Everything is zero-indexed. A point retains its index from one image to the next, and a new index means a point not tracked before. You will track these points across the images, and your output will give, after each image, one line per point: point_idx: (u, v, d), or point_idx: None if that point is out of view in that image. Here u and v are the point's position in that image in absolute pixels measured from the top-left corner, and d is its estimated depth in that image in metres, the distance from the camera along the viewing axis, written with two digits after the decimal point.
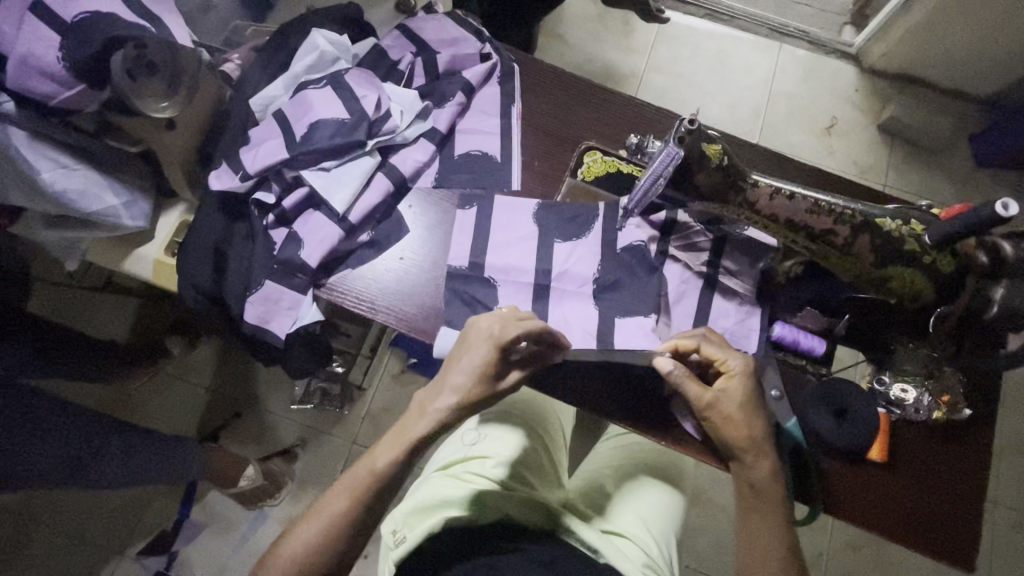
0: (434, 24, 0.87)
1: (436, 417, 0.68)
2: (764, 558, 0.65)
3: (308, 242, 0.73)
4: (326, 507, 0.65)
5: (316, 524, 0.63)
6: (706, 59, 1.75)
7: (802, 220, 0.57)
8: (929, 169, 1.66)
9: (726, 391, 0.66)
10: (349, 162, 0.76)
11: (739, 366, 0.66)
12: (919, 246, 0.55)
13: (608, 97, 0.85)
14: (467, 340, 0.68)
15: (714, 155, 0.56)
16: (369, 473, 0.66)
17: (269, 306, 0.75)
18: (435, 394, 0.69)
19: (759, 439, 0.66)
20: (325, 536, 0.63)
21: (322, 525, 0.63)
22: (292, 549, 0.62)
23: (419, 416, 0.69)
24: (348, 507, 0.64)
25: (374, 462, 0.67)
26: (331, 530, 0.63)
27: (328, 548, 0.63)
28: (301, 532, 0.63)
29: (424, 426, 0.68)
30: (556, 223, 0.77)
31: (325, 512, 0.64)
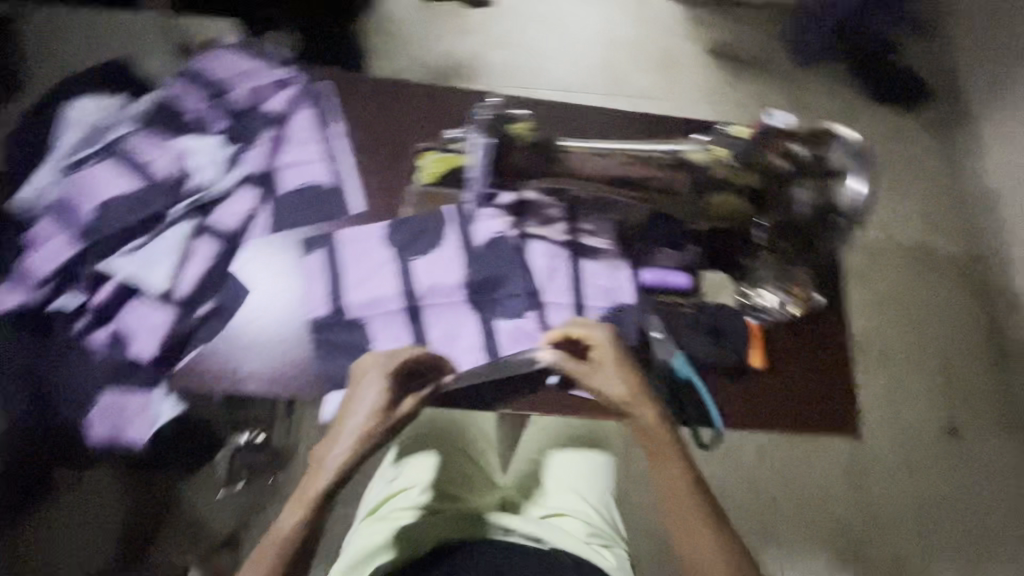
0: (219, 60, 0.80)
1: (337, 466, 0.65)
2: (676, 497, 0.69)
3: (135, 339, 0.67)
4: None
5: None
6: (540, 25, 1.76)
7: (620, 174, 0.59)
8: (763, 79, 1.77)
9: (597, 362, 0.70)
10: (159, 236, 0.70)
11: (605, 334, 0.71)
12: (726, 170, 0.58)
13: (430, 91, 0.82)
14: (360, 382, 0.66)
15: (522, 133, 0.56)
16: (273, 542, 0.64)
17: (115, 416, 0.68)
18: (331, 443, 0.66)
19: (639, 395, 0.69)
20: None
21: None
22: None
23: (320, 472, 0.65)
24: None
25: (279, 528, 0.64)
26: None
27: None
28: None
29: (328, 481, 0.64)
30: (406, 236, 0.74)
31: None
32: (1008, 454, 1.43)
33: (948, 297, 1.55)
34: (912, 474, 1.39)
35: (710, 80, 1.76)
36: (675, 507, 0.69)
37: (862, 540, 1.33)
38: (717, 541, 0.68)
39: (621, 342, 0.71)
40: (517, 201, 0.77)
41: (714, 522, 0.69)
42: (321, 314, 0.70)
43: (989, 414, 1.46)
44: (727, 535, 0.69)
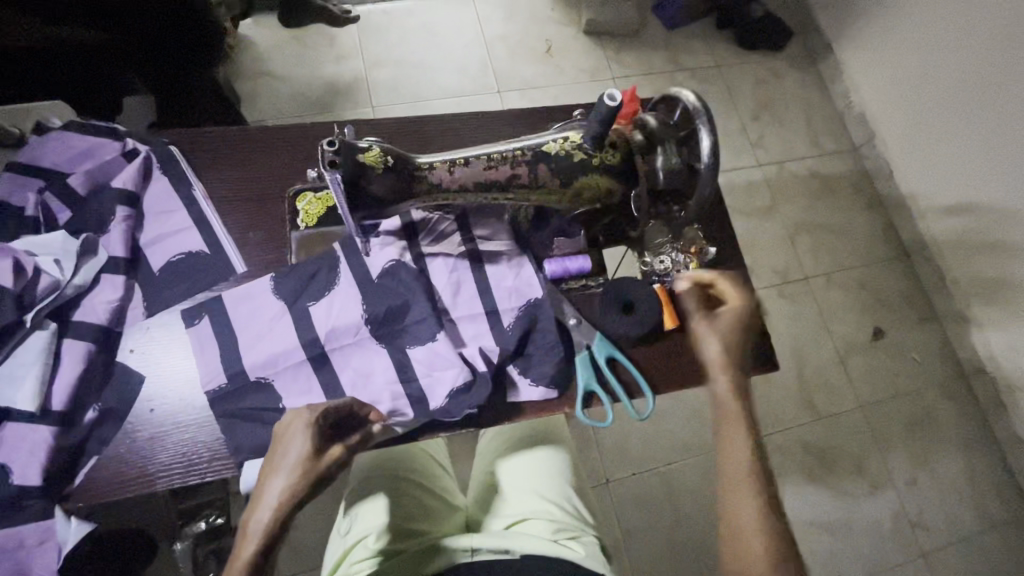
0: (51, 143, 0.73)
1: (261, 532, 0.56)
2: (739, 472, 0.66)
3: (14, 464, 0.60)
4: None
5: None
6: (413, 38, 1.75)
7: (485, 178, 0.59)
8: (639, 47, 1.83)
9: (704, 318, 0.74)
10: (18, 349, 0.63)
11: (738, 303, 0.73)
12: (584, 153, 0.59)
13: (292, 133, 0.79)
14: (282, 440, 0.60)
15: (374, 160, 0.55)
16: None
17: (13, 556, 0.60)
18: (252, 509, 0.57)
19: (725, 361, 0.72)
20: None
21: None
22: None
23: (242, 543, 0.56)
24: None
25: None
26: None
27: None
28: None
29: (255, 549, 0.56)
30: (299, 284, 0.72)
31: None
32: (928, 344, 1.56)
33: (846, 214, 1.67)
34: (852, 384, 1.49)
35: (590, 59, 1.81)
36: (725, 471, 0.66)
37: (824, 456, 1.41)
38: (759, 514, 0.63)
39: (739, 315, 0.74)
40: (403, 223, 0.77)
41: (762, 498, 0.64)
42: (221, 384, 0.67)
43: (905, 311, 1.58)
44: (772, 516, 0.63)
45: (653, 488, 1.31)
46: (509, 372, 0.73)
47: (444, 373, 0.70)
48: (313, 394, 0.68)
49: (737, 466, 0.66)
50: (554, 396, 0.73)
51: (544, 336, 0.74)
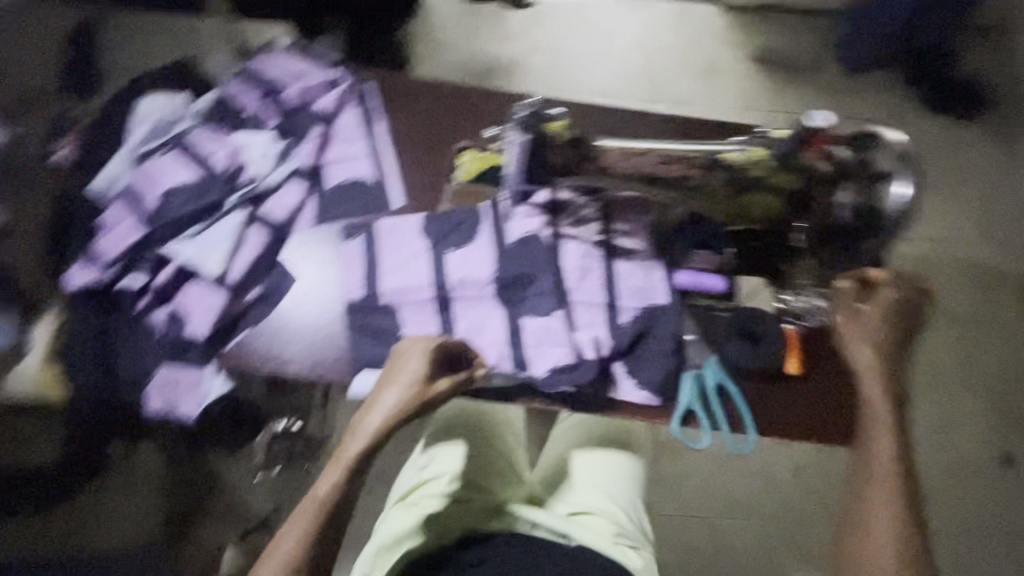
0: (274, 62, 0.85)
1: (370, 432, 0.62)
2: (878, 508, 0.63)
3: (192, 316, 0.70)
4: (272, 554, 0.58)
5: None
6: (579, 33, 1.76)
7: (656, 172, 0.59)
8: (809, 85, 1.73)
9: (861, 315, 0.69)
10: (215, 223, 0.74)
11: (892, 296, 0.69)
12: (764, 171, 0.58)
13: (468, 93, 0.85)
14: (401, 358, 0.65)
15: (556, 132, 0.57)
16: (311, 507, 0.60)
17: (170, 390, 0.71)
18: (366, 412, 0.63)
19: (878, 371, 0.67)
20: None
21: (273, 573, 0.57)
22: None
23: (354, 435, 0.63)
24: (296, 547, 0.58)
25: (315, 491, 0.60)
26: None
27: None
28: None
29: (363, 444, 0.62)
30: (444, 230, 0.77)
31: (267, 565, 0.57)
32: None
33: (1007, 315, 1.46)
34: (962, 504, 1.31)
35: (752, 86, 1.73)
36: (864, 498, 0.65)
37: None
38: (897, 555, 0.61)
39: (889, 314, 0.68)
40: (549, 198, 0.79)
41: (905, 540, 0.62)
42: (358, 298, 0.73)
43: None
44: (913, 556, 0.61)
45: (702, 536, 1.25)
46: (615, 368, 0.73)
47: (557, 349, 0.72)
48: (431, 331, 0.73)
49: (877, 497, 0.64)
50: (655, 404, 0.73)
51: (658, 345, 0.74)
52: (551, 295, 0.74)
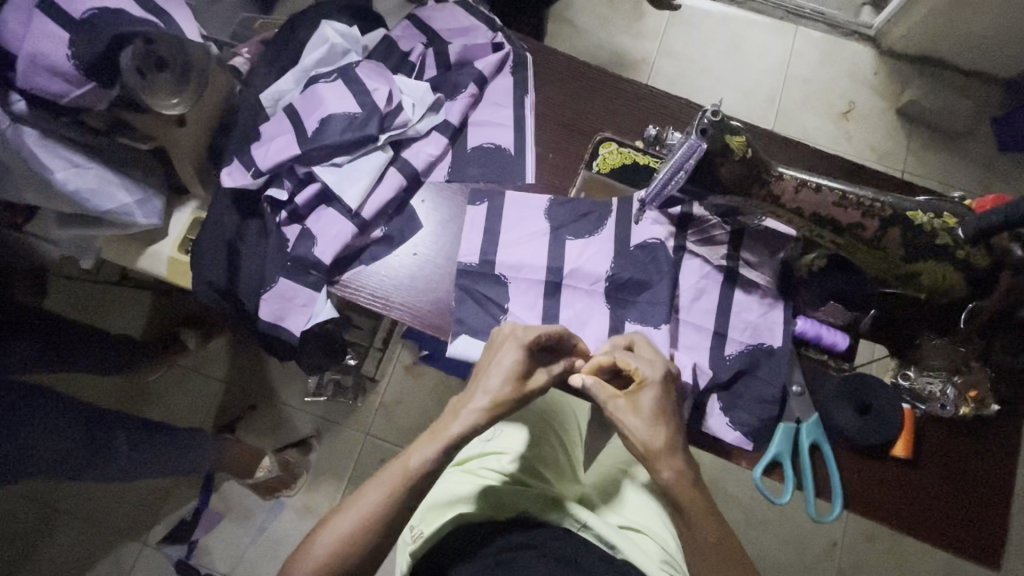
0: (443, 12, 0.85)
1: (469, 420, 0.61)
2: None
3: (321, 240, 0.73)
4: (358, 501, 0.60)
5: (344, 521, 0.59)
6: (719, 44, 1.67)
7: (827, 213, 0.59)
8: (952, 153, 1.59)
9: (635, 399, 0.61)
10: (361, 157, 0.75)
11: (646, 391, 0.61)
12: (953, 239, 0.58)
13: (622, 85, 0.82)
14: (494, 351, 0.64)
15: (738, 147, 0.56)
16: (399, 469, 0.61)
17: (283, 303, 0.74)
18: (465, 397, 0.63)
19: (663, 450, 0.60)
20: (354, 534, 0.59)
21: (354, 519, 0.59)
22: (323, 548, 0.58)
23: (450, 417, 0.62)
24: (380, 503, 0.60)
25: (407, 459, 0.61)
26: (358, 529, 0.59)
27: (353, 547, 0.59)
28: (332, 525, 0.59)
29: (461, 427, 0.61)
30: (569, 216, 0.75)
31: (353, 510, 0.60)
32: None
33: None
34: None
35: (890, 140, 1.61)
36: None
37: None
38: None
39: (667, 385, 0.62)
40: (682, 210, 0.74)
41: None
42: (472, 263, 0.73)
43: None
44: None
45: None
46: (710, 400, 0.70)
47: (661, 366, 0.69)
48: (533, 313, 0.71)
49: None
50: (745, 446, 0.69)
51: (762, 388, 0.70)
52: (664, 310, 0.70)
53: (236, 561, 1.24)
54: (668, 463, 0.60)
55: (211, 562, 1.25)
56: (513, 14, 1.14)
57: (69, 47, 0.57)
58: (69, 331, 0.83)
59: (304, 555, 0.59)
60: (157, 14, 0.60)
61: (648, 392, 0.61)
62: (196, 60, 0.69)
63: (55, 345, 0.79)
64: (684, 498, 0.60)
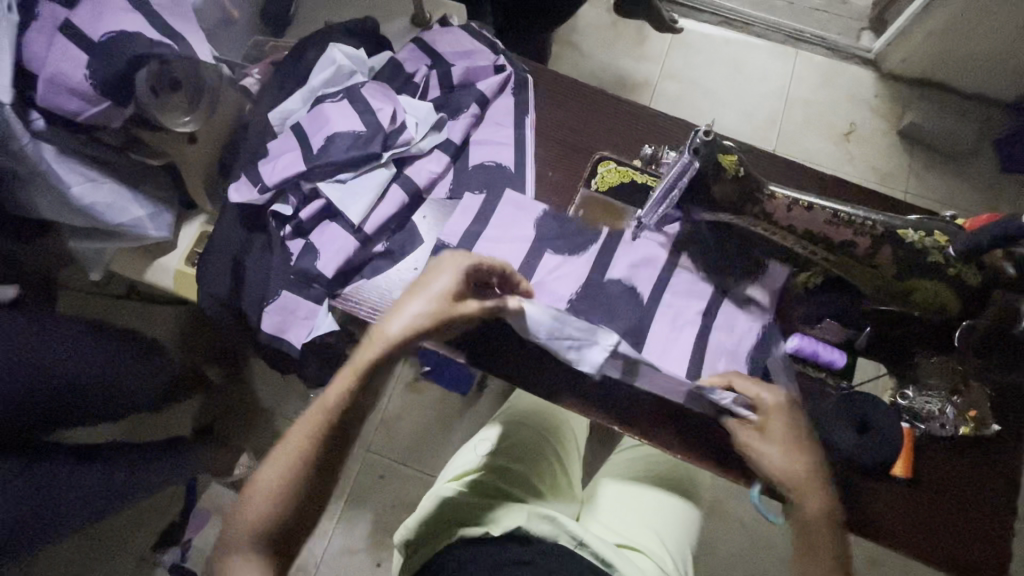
0: (447, 36, 0.88)
1: (387, 340, 0.60)
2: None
3: (324, 253, 0.74)
4: (279, 452, 0.59)
5: (268, 474, 0.57)
6: (720, 67, 1.70)
7: (820, 230, 0.60)
8: (954, 175, 1.60)
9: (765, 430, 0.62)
10: (365, 173, 0.77)
11: (777, 419, 0.62)
12: (944, 258, 0.58)
13: (621, 106, 0.84)
14: (432, 271, 0.63)
15: (730, 165, 0.58)
16: (319, 408, 0.60)
17: (285, 317, 0.76)
18: (391, 318, 0.61)
19: (803, 480, 0.60)
20: (279, 488, 0.57)
21: (278, 472, 0.58)
22: (252, 509, 0.56)
23: (372, 337, 0.61)
24: (301, 449, 0.58)
25: (325, 396, 0.60)
26: (280, 479, 0.57)
27: (281, 499, 0.57)
28: (259, 480, 0.58)
29: (379, 353, 0.60)
30: (561, 229, 0.74)
31: (276, 461, 0.58)
32: None
33: None
34: None
35: (892, 161, 1.62)
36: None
37: None
38: None
39: (794, 409, 0.63)
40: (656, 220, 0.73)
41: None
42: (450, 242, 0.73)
43: None
44: None
45: None
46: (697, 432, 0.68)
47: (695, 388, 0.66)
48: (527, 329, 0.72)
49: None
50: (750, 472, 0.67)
51: None
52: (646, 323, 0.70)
53: None
54: (812, 496, 0.60)
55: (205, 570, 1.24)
56: (518, 40, 1.17)
57: (86, 67, 0.60)
58: (107, 362, 0.75)
59: (237, 518, 0.56)
60: (170, 37, 0.63)
61: (780, 421, 0.62)
62: (208, 80, 0.72)
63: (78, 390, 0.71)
64: (823, 537, 0.59)
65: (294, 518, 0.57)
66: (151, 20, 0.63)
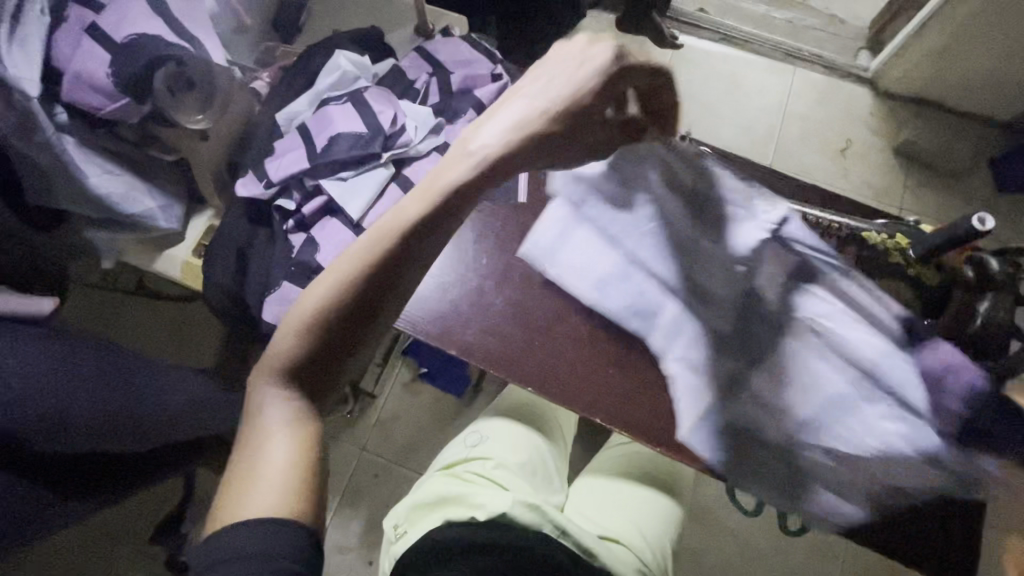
0: (448, 46, 0.92)
1: (484, 145, 0.54)
2: None
3: (323, 247, 0.78)
4: (333, 267, 0.50)
5: (321, 288, 0.49)
6: (718, 82, 1.75)
7: (797, 229, 0.70)
8: (948, 192, 1.63)
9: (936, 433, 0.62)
10: (365, 173, 0.80)
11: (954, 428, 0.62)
12: (903, 258, 0.68)
13: None
14: (549, 76, 0.57)
15: (714, 165, 0.72)
16: (393, 222, 0.51)
17: (285, 305, 0.77)
18: (490, 119, 0.56)
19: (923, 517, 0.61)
20: (331, 305, 0.48)
21: (329, 290, 0.49)
22: (301, 316, 0.49)
23: (473, 134, 0.56)
24: (355, 271, 0.49)
25: (401, 211, 0.52)
26: (335, 296, 0.48)
27: (329, 322, 0.48)
28: (310, 291, 0.49)
29: (479, 157, 0.54)
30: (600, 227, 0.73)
31: (331, 274, 0.49)
32: None
33: None
34: None
35: (886, 177, 1.65)
36: None
37: None
38: None
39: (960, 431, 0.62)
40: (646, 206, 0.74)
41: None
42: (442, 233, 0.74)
43: None
44: None
45: None
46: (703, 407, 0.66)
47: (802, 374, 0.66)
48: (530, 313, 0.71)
49: None
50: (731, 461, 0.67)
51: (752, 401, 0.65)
52: (739, 370, 0.66)
53: None
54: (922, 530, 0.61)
55: None
56: (519, 53, 1.21)
57: (109, 67, 0.65)
58: (133, 395, 0.72)
59: (266, 355, 0.49)
60: (188, 40, 0.68)
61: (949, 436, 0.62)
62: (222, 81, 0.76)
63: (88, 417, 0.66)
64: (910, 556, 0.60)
65: (335, 363, 0.49)
66: (171, 24, 0.67)
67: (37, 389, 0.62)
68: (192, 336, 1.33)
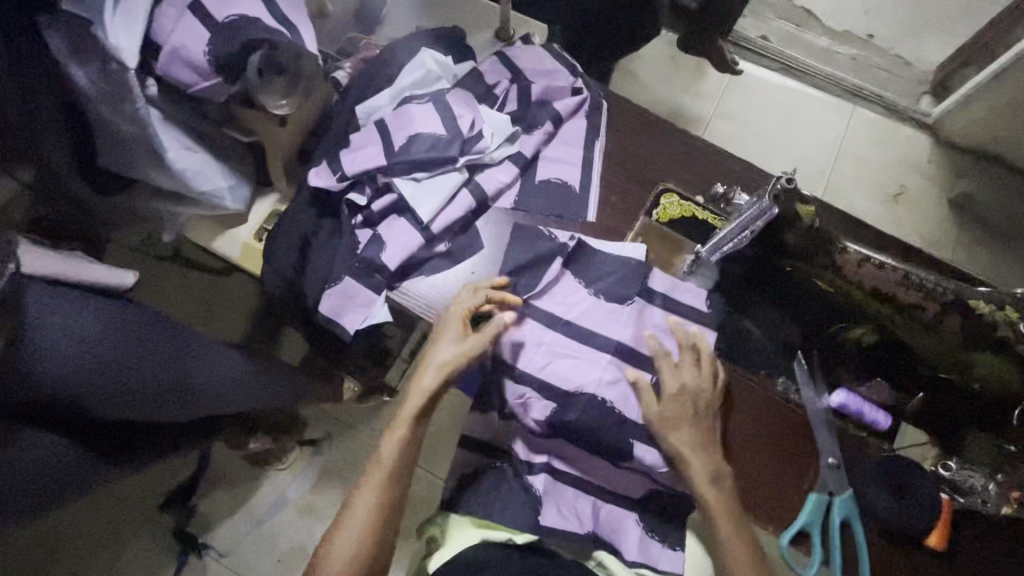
0: (531, 54, 0.91)
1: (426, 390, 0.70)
2: None
3: (390, 247, 0.76)
4: (353, 511, 0.64)
5: (348, 532, 0.63)
6: (775, 112, 1.71)
7: (889, 288, 0.67)
8: (1001, 251, 1.57)
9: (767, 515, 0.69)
10: (439, 175, 0.79)
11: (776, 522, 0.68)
12: (1013, 332, 0.63)
13: (688, 141, 0.86)
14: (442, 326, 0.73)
15: (806, 214, 0.67)
16: (379, 468, 0.67)
17: (343, 300, 0.77)
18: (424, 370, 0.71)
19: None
20: (367, 536, 0.63)
21: (357, 530, 0.63)
22: (340, 552, 0.62)
23: (414, 393, 0.71)
24: (375, 503, 0.64)
25: (382, 456, 0.68)
26: (366, 532, 0.63)
27: (370, 548, 0.62)
28: (338, 538, 0.62)
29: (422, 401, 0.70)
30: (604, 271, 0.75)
31: (352, 519, 0.63)
32: None
33: None
34: None
35: (938, 229, 1.60)
36: None
37: None
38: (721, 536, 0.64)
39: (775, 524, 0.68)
40: (642, 279, 0.75)
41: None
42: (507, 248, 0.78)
43: None
44: None
45: None
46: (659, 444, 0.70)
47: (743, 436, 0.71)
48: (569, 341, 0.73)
49: None
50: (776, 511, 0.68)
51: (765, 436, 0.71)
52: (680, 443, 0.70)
53: (234, 544, 1.26)
54: None
55: (211, 532, 1.27)
56: (586, 62, 1.19)
57: (207, 45, 0.65)
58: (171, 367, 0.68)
59: None
60: (286, 26, 0.67)
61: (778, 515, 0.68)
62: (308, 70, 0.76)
63: (134, 389, 0.63)
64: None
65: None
66: (271, 9, 0.67)
67: (84, 355, 0.59)
68: (223, 309, 1.33)
